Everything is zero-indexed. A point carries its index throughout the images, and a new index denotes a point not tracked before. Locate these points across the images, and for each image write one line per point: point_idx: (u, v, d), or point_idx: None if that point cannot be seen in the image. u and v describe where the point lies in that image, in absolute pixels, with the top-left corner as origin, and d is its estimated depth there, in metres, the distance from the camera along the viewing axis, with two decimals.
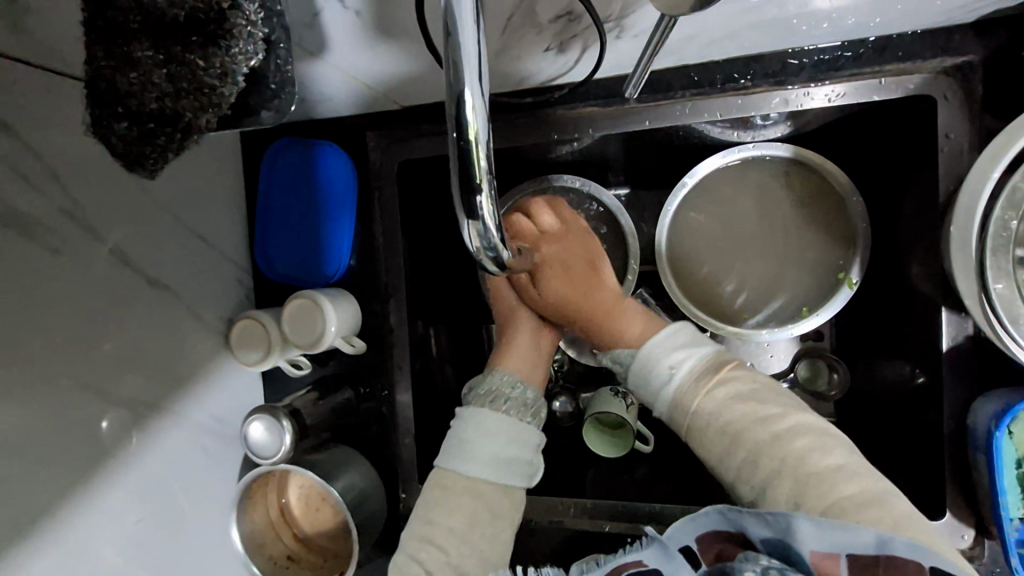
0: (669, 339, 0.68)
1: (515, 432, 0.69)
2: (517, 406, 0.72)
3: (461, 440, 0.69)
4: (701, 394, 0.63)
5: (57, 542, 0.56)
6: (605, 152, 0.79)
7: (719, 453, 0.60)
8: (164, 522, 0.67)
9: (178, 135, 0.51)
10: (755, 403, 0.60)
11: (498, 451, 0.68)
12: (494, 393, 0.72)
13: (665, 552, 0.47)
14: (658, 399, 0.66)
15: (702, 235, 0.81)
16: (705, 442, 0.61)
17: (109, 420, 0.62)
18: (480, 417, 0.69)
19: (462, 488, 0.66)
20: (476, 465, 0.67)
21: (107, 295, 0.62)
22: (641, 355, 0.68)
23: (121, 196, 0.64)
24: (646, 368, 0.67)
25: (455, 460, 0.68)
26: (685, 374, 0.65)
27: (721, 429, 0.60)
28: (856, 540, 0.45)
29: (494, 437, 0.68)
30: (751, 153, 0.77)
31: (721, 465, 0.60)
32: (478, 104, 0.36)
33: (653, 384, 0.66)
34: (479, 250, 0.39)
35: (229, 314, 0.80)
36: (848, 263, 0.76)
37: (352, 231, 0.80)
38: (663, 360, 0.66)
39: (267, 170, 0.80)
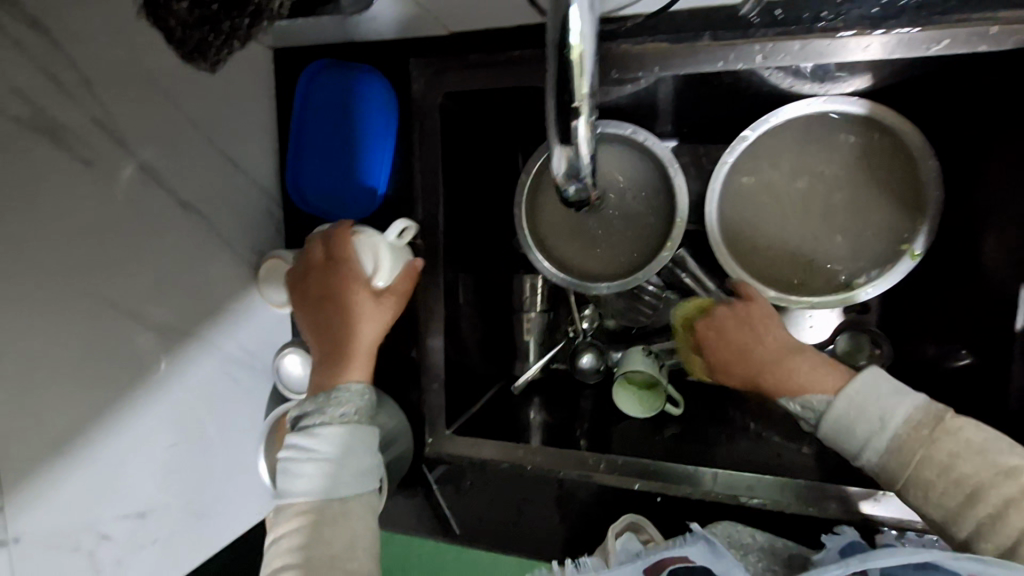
0: (875, 380, 0.58)
1: (363, 444, 0.63)
2: (367, 411, 0.66)
3: (315, 466, 0.60)
4: (929, 444, 0.54)
5: (91, 463, 0.55)
6: (665, 98, 0.74)
7: (943, 502, 0.53)
8: (193, 449, 0.67)
9: (245, 19, 0.51)
10: (984, 453, 0.52)
11: (359, 463, 0.62)
12: (346, 408, 0.64)
13: (714, 552, 0.61)
14: (869, 451, 0.56)
15: (758, 193, 0.77)
16: (931, 490, 0.54)
17: (139, 344, 0.60)
18: (343, 439, 0.62)
19: (331, 515, 0.59)
20: (343, 487, 0.60)
21: (140, 213, 0.59)
22: (845, 405, 0.58)
23: (154, 109, 0.59)
24: (855, 415, 0.57)
25: (312, 488, 0.60)
26: (904, 424, 0.55)
27: (955, 480, 0.53)
28: (1021, 572, 0.46)
29: (355, 455, 0.62)
30: (821, 107, 0.71)
31: (936, 509, 0.54)
32: (584, 22, 0.35)
33: (867, 436, 0.56)
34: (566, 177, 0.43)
35: (260, 244, 0.78)
36: (911, 234, 0.72)
37: (390, 165, 0.76)
38: (871, 416, 0.56)
39: (301, 94, 0.75)
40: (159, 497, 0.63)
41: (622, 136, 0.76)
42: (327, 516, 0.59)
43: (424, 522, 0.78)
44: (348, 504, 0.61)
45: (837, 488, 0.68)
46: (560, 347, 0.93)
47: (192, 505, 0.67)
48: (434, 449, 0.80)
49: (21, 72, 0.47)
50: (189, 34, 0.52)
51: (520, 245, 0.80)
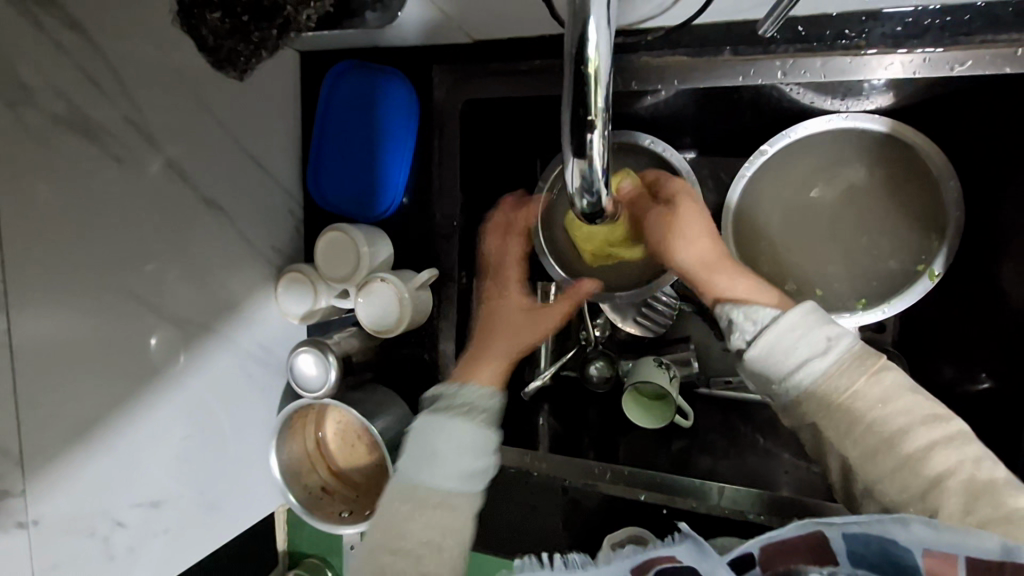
0: (820, 311, 0.58)
1: (479, 442, 0.61)
2: (489, 415, 0.65)
3: (431, 451, 0.61)
4: (867, 375, 0.53)
5: (111, 450, 0.57)
6: (684, 110, 0.74)
7: (863, 439, 0.52)
8: (208, 442, 0.68)
9: (274, 29, 0.57)
10: (921, 400, 0.52)
11: (467, 462, 0.60)
12: (467, 404, 0.65)
13: (703, 551, 0.43)
14: (803, 371, 0.55)
15: (777, 208, 0.76)
16: (853, 425, 0.53)
17: (159, 337, 0.61)
18: (452, 429, 0.62)
19: (436, 501, 0.58)
20: (446, 478, 0.59)
21: (165, 209, 0.61)
22: (790, 323, 0.57)
23: (183, 110, 0.61)
24: (799, 335, 0.56)
25: (423, 472, 0.60)
26: (847, 352, 0.55)
27: (880, 418, 0.52)
28: (976, 542, 0.40)
29: (464, 449, 0.60)
30: (845, 124, 0.71)
31: (854, 446, 0.53)
32: (602, 38, 0.35)
33: (805, 355, 0.56)
34: (577, 191, 0.41)
35: (281, 243, 0.79)
36: (931, 255, 0.71)
37: (408, 167, 0.77)
38: (815, 338, 0.56)
39: (325, 95, 0.76)
40: (174, 487, 0.64)
41: (641, 148, 0.77)
42: (429, 503, 0.58)
43: None
44: (450, 498, 0.59)
45: (846, 507, 0.66)
46: (571, 353, 0.92)
47: (206, 496, 0.68)
48: None
49: (59, 72, 0.49)
50: (222, 41, 0.58)
51: (533, 251, 0.81)
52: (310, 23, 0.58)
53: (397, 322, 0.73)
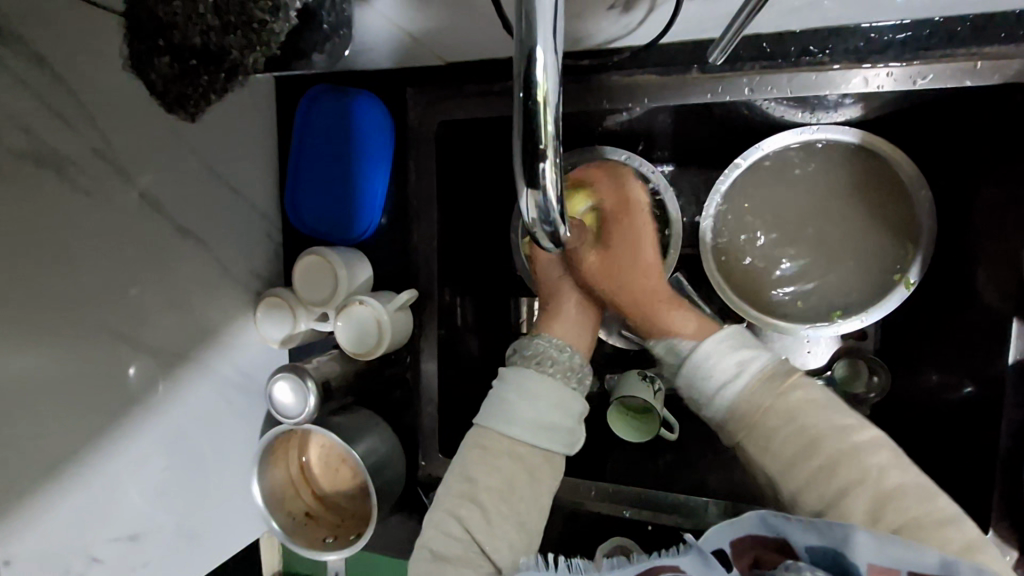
0: (735, 336, 0.60)
1: (556, 396, 0.64)
2: (562, 369, 0.67)
3: (502, 399, 0.65)
4: (776, 395, 0.55)
5: (85, 483, 0.56)
6: (657, 126, 0.75)
7: (781, 450, 0.53)
8: (187, 472, 0.67)
9: (221, 72, 0.52)
10: (831, 409, 0.54)
11: (541, 413, 0.63)
12: (537, 355, 0.68)
13: (703, 559, 0.48)
14: (723, 393, 0.57)
15: (754, 221, 0.77)
16: (773, 437, 0.54)
17: (137, 368, 0.61)
18: (525, 378, 0.65)
19: (502, 449, 0.62)
20: (517, 427, 0.63)
21: (138, 239, 0.61)
22: (704, 353, 0.60)
23: (156, 140, 0.61)
24: (711, 362, 0.59)
25: (496, 418, 0.64)
26: (758, 373, 0.57)
27: (800, 427, 0.53)
28: (918, 558, 0.43)
29: (536, 400, 0.63)
30: (816, 136, 0.72)
31: (775, 460, 0.54)
32: (549, 64, 0.36)
33: (719, 382, 0.58)
34: (535, 221, 0.41)
35: (259, 268, 0.79)
36: (905, 264, 0.71)
37: (386, 188, 0.77)
38: (727, 364, 0.58)
39: (301, 119, 0.77)
40: (152, 519, 0.63)
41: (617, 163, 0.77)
42: (496, 450, 0.62)
43: None
44: (515, 446, 0.62)
45: None
46: None
47: (185, 526, 0.68)
48: (426, 475, 0.79)
49: (27, 109, 0.49)
50: (171, 86, 0.54)
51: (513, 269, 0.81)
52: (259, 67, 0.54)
53: (377, 347, 0.72)
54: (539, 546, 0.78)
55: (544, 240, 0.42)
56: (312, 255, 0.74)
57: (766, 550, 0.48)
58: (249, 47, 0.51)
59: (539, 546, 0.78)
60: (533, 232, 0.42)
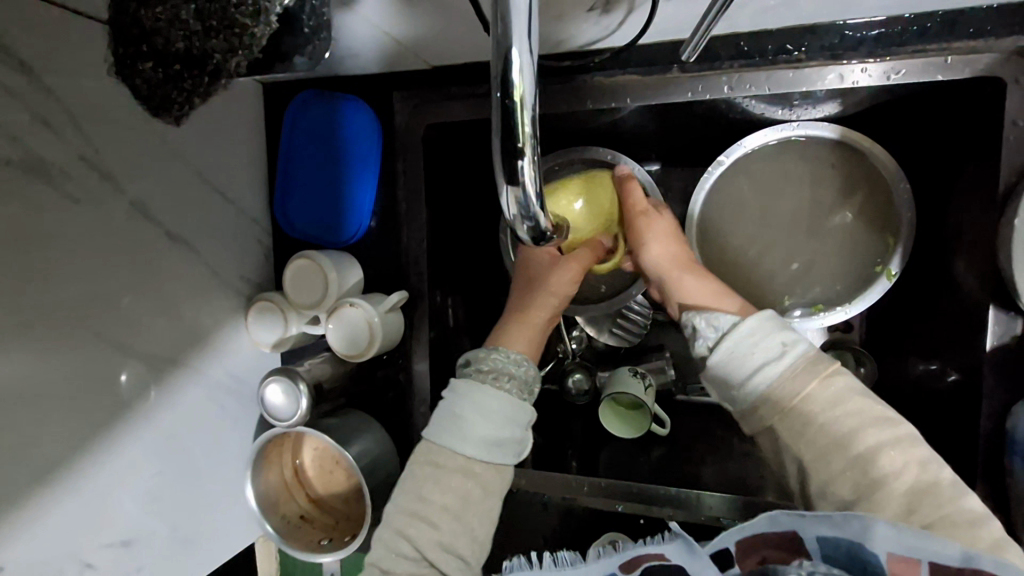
0: (776, 318, 0.59)
1: (511, 412, 0.64)
2: (518, 384, 0.67)
3: (456, 416, 0.64)
4: (820, 378, 0.54)
5: (77, 490, 0.57)
6: (641, 125, 0.76)
7: (817, 439, 0.53)
8: (180, 477, 0.68)
9: (203, 77, 0.54)
10: (867, 401, 0.54)
11: (496, 431, 0.63)
12: (496, 369, 0.67)
13: (692, 551, 0.45)
14: (759, 374, 0.56)
15: (739, 217, 0.78)
16: (809, 425, 0.53)
17: (129, 374, 0.62)
18: (481, 395, 0.64)
19: (456, 468, 0.62)
20: (470, 445, 0.62)
21: (128, 246, 0.61)
22: (748, 330, 0.58)
23: (145, 148, 0.62)
24: (756, 339, 0.57)
25: (450, 437, 0.63)
26: (802, 356, 0.56)
27: (835, 417, 0.53)
28: (940, 549, 0.42)
29: (491, 417, 0.63)
30: (796, 132, 0.73)
31: (810, 449, 0.53)
32: (525, 66, 0.37)
33: (765, 359, 0.56)
34: (516, 218, 0.42)
35: (249, 272, 0.79)
36: (887, 256, 0.73)
37: (374, 191, 0.78)
38: (772, 342, 0.57)
39: (289, 124, 0.77)
40: (145, 525, 0.64)
41: (602, 162, 0.79)
42: (451, 468, 0.62)
43: None
44: (470, 464, 0.62)
45: None
46: (549, 366, 0.92)
47: (178, 532, 0.68)
48: None
49: (15, 118, 0.49)
50: (154, 90, 0.58)
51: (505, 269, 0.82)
52: (242, 70, 0.55)
53: (367, 348, 0.73)
54: (533, 543, 0.79)
55: (526, 235, 0.43)
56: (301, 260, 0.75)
57: (769, 549, 0.45)
58: (232, 54, 0.52)
59: (533, 543, 0.79)
60: (514, 228, 0.43)
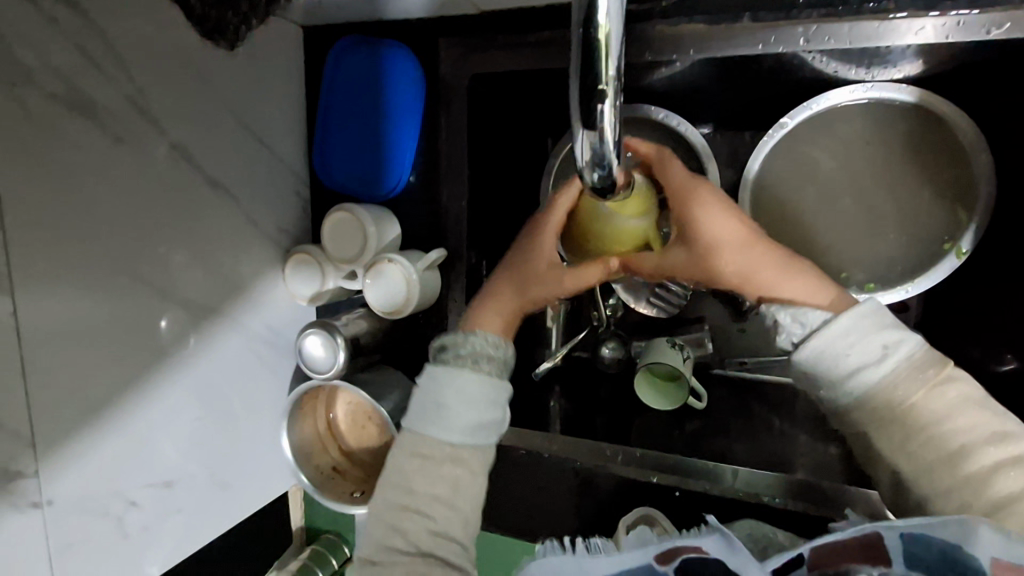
0: (877, 311, 0.55)
1: (491, 394, 0.62)
2: (498, 364, 0.64)
3: (438, 405, 0.61)
4: (928, 388, 0.52)
5: (123, 430, 0.57)
6: (701, 82, 0.71)
7: (922, 453, 0.51)
8: (218, 424, 0.68)
9: None
10: (982, 412, 0.51)
11: (478, 415, 0.60)
12: (474, 353, 0.63)
13: (732, 545, 0.44)
14: (857, 376, 0.54)
15: (798, 186, 0.74)
16: (911, 438, 0.52)
17: (170, 320, 0.62)
18: (458, 382, 0.61)
19: (442, 457, 0.60)
20: (451, 432, 0.60)
21: (170, 189, 0.60)
22: (846, 325, 0.55)
23: (187, 89, 0.60)
24: (854, 338, 0.54)
25: (430, 424, 0.61)
26: (905, 359, 0.53)
27: (945, 433, 0.51)
28: None
29: (471, 401, 0.60)
30: (867, 95, 0.68)
31: (909, 461, 0.52)
32: (612, 7, 0.36)
33: (863, 361, 0.54)
34: (588, 164, 0.40)
35: (287, 224, 0.78)
36: (957, 233, 0.68)
37: (414, 144, 0.75)
38: (872, 343, 0.54)
39: (328, 70, 0.74)
40: (185, 468, 0.65)
41: (653, 122, 0.74)
42: (439, 458, 0.60)
43: None
44: (458, 453, 0.60)
45: (859, 490, 0.65)
46: (584, 334, 0.90)
47: (217, 476, 0.69)
48: None
49: (57, 50, 0.48)
50: None
51: None
52: None
53: (405, 304, 0.72)
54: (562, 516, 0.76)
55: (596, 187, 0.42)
56: (329, 215, 0.73)
57: (854, 555, 0.43)
58: None
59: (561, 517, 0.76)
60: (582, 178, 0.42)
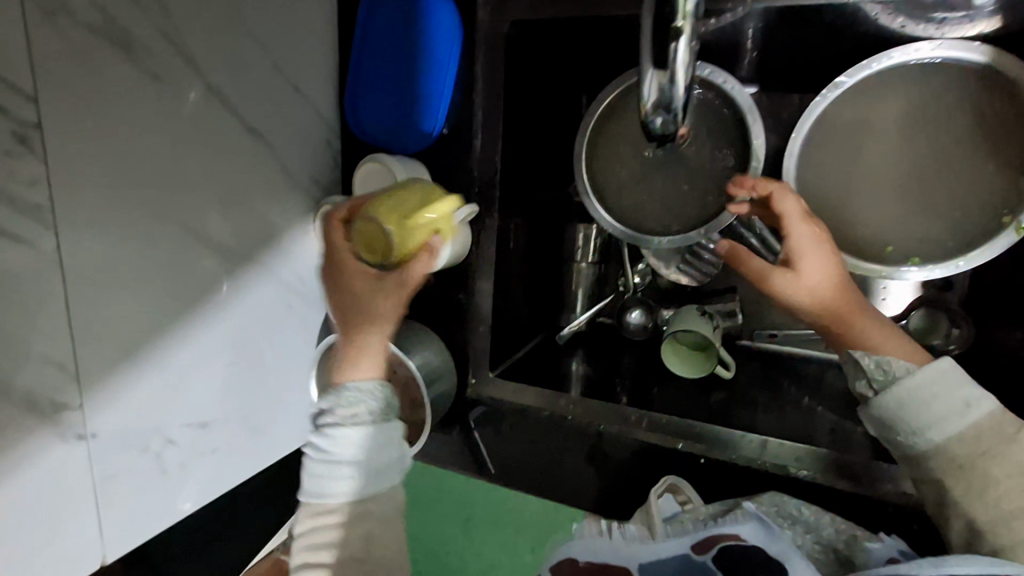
0: (958, 368, 0.56)
1: (382, 445, 0.57)
2: (377, 410, 0.58)
3: (330, 463, 0.55)
4: (1011, 441, 0.52)
5: (162, 369, 0.59)
6: (755, 36, 0.68)
7: (1002, 500, 0.51)
8: (250, 370, 0.70)
9: None
10: None
11: (376, 467, 0.56)
12: (354, 409, 0.57)
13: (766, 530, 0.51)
14: (937, 428, 0.54)
15: (844, 152, 0.71)
16: (991, 484, 0.51)
17: (207, 264, 0.62)
18: (348, 443, 0.55)
19: (346, 515, 0.55)
20: (353, 490, 0.55)
21: (207, 132, 0.59)
22: (933, 376, 0.55)
23: (223, 28, 0.59)
24: (938, 389, 0.55)
25: (326, 486, 0.55)
26: (987, 415, 0.53)
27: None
28: None
29: (367, 457, 0.55)
30: (931, 54, 0.63)
31: (977, 493, 0.52)
32: None
33: (945, 412, 0.54)
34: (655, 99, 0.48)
35: (318, 174, 0.77)
36: (1017, 207, 0.63)
37: (450, 94, 0.72)
38: (955, 398, 0.54)
39: (364, 13, 0.72)
40: (219, 410, 0.66)
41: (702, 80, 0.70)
42: (343, 515, 0.55)
43: (460, 458, 0.81)
44: (365, 506, 0.55)
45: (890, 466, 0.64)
46: (608, 300, 0.91)
47: (248, 421, 0.71)
48: (475, 391, 0.80)
49: None
50: None
51: (578, 191, 0.78)
52: None
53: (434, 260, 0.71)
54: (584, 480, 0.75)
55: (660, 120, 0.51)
56: (361, 165, 0.73)
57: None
58: None
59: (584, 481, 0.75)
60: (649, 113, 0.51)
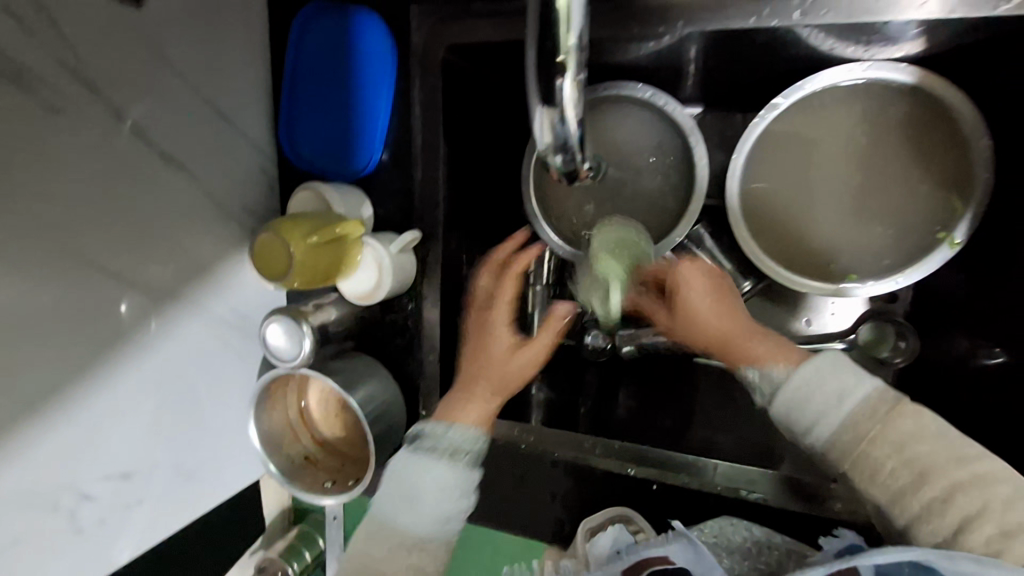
0: (835, 360, 0.55)
1: (456, 491, 0.61)
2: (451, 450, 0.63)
3: (409, 496, 0.60)
4: (889, 418, 0.51)
5: (73, 421, 0.55)
6: (690, 60, 0.68)
7: (890, 485, 0.49)
8: (180, 413, 0.66)
9: None
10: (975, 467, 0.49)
11: (447, 503, 0.60)
12: (452, 448, 0.63)
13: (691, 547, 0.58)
14: (817, 429, 0.53)
15: (785, 172, 0.71)
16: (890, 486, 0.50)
17: (129, 303, 0.59)
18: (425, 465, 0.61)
19: (397, 540, 0.59)
20: (415, 522, 0.59)
21: (120, 166, 0.56)
22: (798, 380, 0.55)
23: (135, 58, 0.56)
24: (809, 389, 0.54)
25: (398, 514, 0.60)
26: (866, 399, 0.52)
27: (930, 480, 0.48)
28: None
29: (441, 484, 0.60)
30: (863, 75, 0.64)
31: (891, 500, 0.50)
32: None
33: (821, 410, 0.53)
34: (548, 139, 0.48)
35: (253, 203, 0.74)
36: (951, 222, 0.65)
37: (388, 119, 0.71)
38: (828, 391, 0.53)
39: (295, 39, 0.70)
40: (145, 458, 0.62)
41: (640, 101, 0.71)
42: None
43: None
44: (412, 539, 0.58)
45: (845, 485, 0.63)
46: None
47: (181, 467, 0.67)
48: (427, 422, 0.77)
49: None
50: None
51: (527, 214, 0.75)
52: None
53: (374, 292, 0.70)
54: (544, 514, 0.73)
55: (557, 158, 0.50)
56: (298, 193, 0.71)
57: None
58: None
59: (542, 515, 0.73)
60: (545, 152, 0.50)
